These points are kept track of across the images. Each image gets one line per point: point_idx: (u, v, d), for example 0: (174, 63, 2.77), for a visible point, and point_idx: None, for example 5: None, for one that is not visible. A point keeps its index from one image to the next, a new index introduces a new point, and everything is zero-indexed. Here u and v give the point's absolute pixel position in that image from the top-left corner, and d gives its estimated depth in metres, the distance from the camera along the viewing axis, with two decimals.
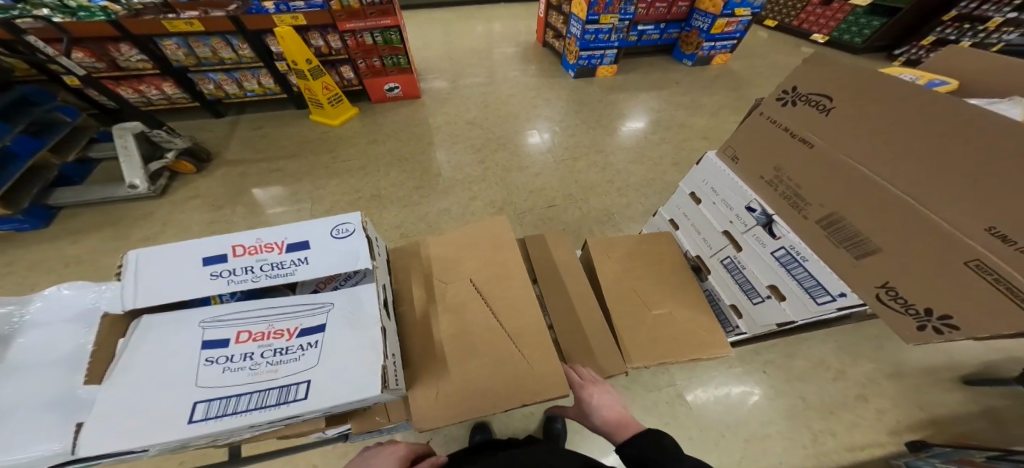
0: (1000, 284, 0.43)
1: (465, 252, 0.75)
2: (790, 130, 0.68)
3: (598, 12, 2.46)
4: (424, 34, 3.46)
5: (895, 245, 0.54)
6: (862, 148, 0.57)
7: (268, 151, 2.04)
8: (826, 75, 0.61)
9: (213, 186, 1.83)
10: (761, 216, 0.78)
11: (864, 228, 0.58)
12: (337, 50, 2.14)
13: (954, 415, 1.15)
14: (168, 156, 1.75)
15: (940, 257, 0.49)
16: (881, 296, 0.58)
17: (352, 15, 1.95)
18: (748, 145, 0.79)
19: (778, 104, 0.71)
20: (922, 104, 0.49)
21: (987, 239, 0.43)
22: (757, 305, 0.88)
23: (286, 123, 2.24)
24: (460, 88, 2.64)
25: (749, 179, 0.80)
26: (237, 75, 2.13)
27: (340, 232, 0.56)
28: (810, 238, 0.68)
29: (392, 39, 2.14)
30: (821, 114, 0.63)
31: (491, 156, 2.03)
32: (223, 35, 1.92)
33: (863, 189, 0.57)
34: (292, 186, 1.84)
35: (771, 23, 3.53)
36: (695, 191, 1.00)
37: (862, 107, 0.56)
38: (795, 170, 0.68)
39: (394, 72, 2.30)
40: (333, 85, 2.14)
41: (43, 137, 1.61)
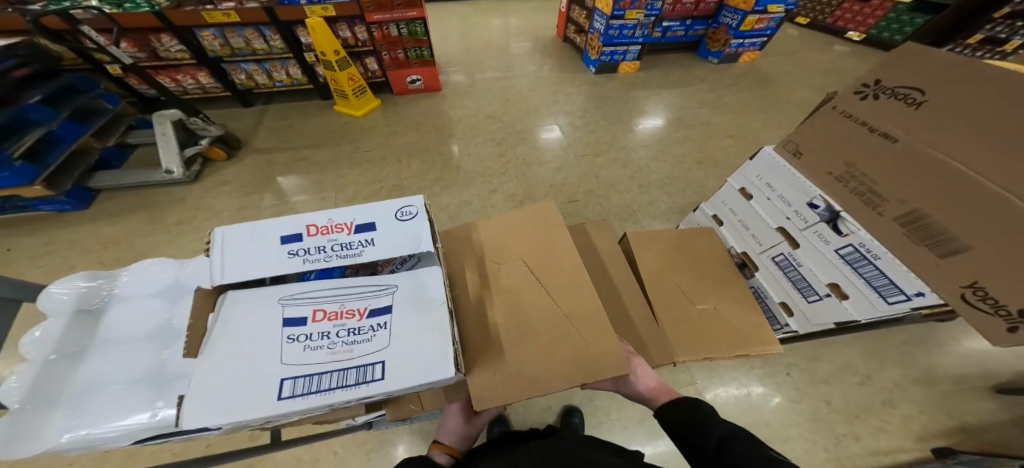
0: None
1: (516, 239, 0.75)
2: (867, 125, 0.66)
3: (623, 7, 2.41)
4: (445, 28, 3.47)
5: (992, 244, 0.51)
6: (958, 144, 0.54)
7: (294, 140, 2.08)
8: (918, 67, 0.58)
9: (241, 174, 1.89)
10: (824, 212, 0.78)
11: (955, 227, 0.55)
12: (363, 42, 2.16)
13: (986, 423, 1.09)
14: (202, 143, 1.80)
15: None
16: (966, 297, 0.55)
17: (380, 7, 1.96)
18: (818, 139, 0.77)
19: (856, 97, 0.68)
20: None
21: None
22: (812, 304, 0.88)
23: (311, 113, 2.29)
24: (480, 82, 2.64)
25: (815, 175, 0.78)
26: (268, 66, 2.18)
27: (404, 215, 0.56)
28: (885, 236, 0.66)
29: (417, 31, 2.14)
30: (908, 107, 0.60)
31: (510, 150, 2.02)
32: (256, 26, 1.97)
33: (956, 185, 0.53)
34: (315, 174, 1.88)
35: (802, 20, 3.39)
36: (749, 187, 0.99)
37: (956, 100, 0.53)
38: (871, 167, 0.66)
39: (416, 65, 2.32)
40: (357, 76, 2.17)
41: (86, 122, 1.69)
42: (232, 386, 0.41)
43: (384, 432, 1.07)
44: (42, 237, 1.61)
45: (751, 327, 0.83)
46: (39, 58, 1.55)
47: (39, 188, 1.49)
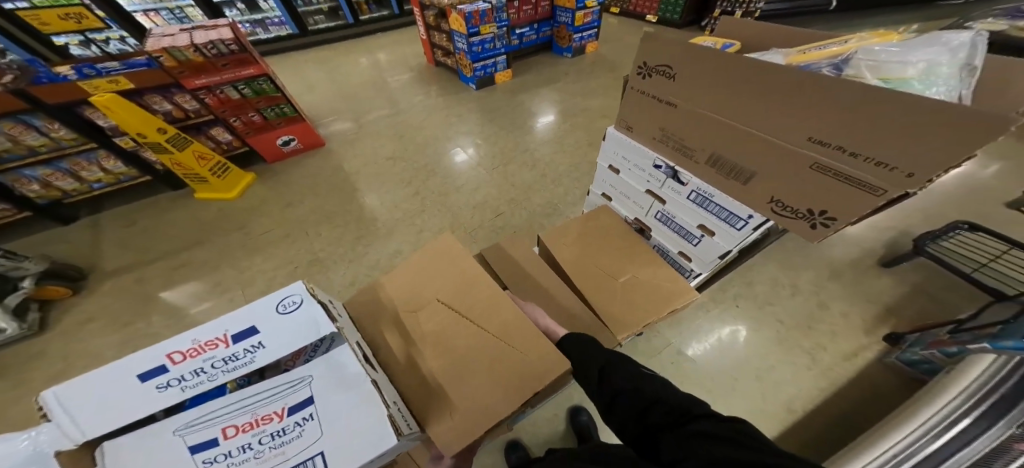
0: (837, 176, 0.58)
1: (427, 290, 0.73)
2: (657, 97, 0.79)
3: (476, 24, 2.57)
4: (307, 77, 3.24)
5: (764, 168, 0.67)
6: (711, 102, 0.69)
7: (159, 248, 1.71)
8: (656, 48, 0.72)
9: (107, 301, 1.51)
10: (666, 170, 0.89)
11: (739, 160, 0.71)
12: (194, 112, 1.85)
13: (897, 298, 1.39)
14: (24, 286, 1.37)
15: (796, 168, 0.63)
16: (775, 210, 0.71)
17: (197, 70, 1.69)
18: (630, 113, 0.88)
19: (639, 77, 0.80)
20: (731, 60, 0.61)
21: (812, 146, 0.59)
22: (698, 246, 0.94)
23: (166, 209, 1.89)
24: (366, 125, 2.54)
25: (644, 140, 0.90)
26: (66, 165, 1.71)
27: (286, 307, 0.46)
28: (708, 178, 0.79)
29: (263, 88, 1.91)
30: (669, 80, 0.74)
31: (422, 185, 2.00)
32: (14, 117, 1.48)
33: (726, 130, 0.69)
34: (207, 278, 1.58)
35: (616, 10, 4.05)
36: (612, 164, 1.07)
37: (694, 68, 0.68)
38: (672, 127, 0.80)
39: (282, 124, 2.10)
40: (209, 153, 1.83)
41: None
42: None
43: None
44: None
45: (662, 284, 0.91)
46: None
47: None
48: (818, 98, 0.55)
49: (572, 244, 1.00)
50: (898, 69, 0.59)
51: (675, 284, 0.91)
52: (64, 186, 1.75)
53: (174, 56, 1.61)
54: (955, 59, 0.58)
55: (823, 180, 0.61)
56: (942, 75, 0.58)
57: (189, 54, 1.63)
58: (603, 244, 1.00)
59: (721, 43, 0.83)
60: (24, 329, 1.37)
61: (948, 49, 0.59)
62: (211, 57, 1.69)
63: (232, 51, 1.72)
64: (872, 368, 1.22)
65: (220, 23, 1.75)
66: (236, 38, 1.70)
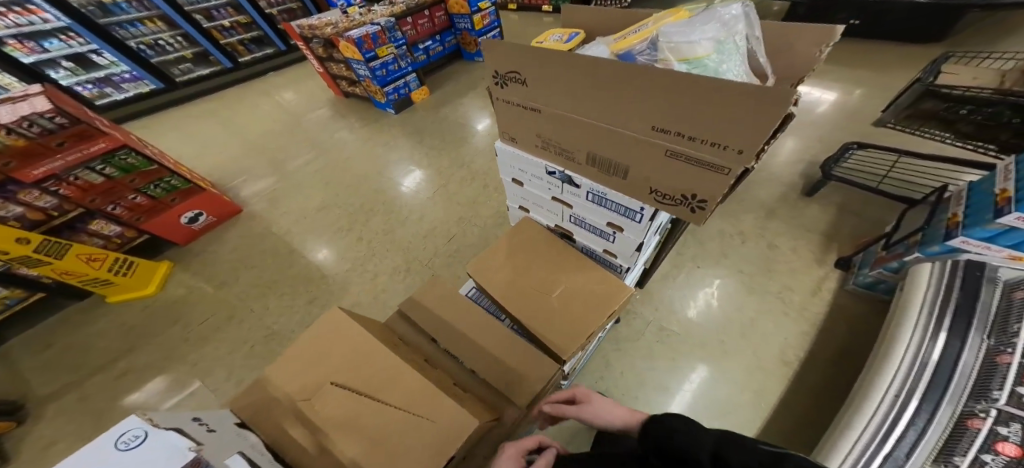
0: (687, 161, 0.60)
1: (334, 368, 0.60)
2: (523, 104, 0.79)
3: (371, 48, 2.49)
4: (203, 136, 2.93)
5: (630, 160, 0.69)
6: (567, 105, 0.70)
7: (87, 365, 1.47)
8: (502, 59, 0.74)
9: (34, 447, 1.26)
10: (560, 175, 0.91)
11: (612, 156, 0.72)
12: (53, 209, 1.58)
13: (826, 222, 1.62)
14: None
15: (653, 159, 0.65)
16: (656, 199, 0.72)
17: (27, 157, 1.41)
18: (509, 123, 0.89)
19: (499, 87, 0.81)
20: (567, 60, 0.62)
21: (659, 134, 0.60)
22: (614, 242, 0.99)
23: (80, 324, 1.62)
24: (290, 175, 2.38)
25: (530, 149, 0.90)
26: None
27: (126, 444, 0.39)
28: (593, 175, 0.80)
29: (130, 163, 1.68)
30: (524, 86, 0.75)
31: (363, 229, 1.93)
32: None
33: (589, 130, 0.71)
34: (163, 384, 1.39)
35: (514, 6, 4.16)
36: (515, 177, 1.08)
37: (537, 69, 0.68)
38: (548, 132, 0.80)
39: (177, 199, 1.91)
40: (98, 251, 1.60)
41: None
42: None
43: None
44: None
45: (590, 290, 0.98)
46: None
47: None
48: (641, 88, 0.57)
49: (505, 270, 1.03)
50: (698, 47, 0.61)
51: (604, 283, 0.99)
52: None
53: None
54: (735, 35, 0.62)
55: (678, 165, 0.62)
56: (730, 49, 0.61)
57: (9, 140, 1.34)
58: (533, 263, 1.04)
59: (568, 34, 0.85)
60: None
61: (727, 27, 0.63)
62: (36, 137, 1.40)
63: (67, 125, 1.44)
64: (838, 296, 1.40)
65: (33, 92, 1.42)
66: (57, 108, 1.38)
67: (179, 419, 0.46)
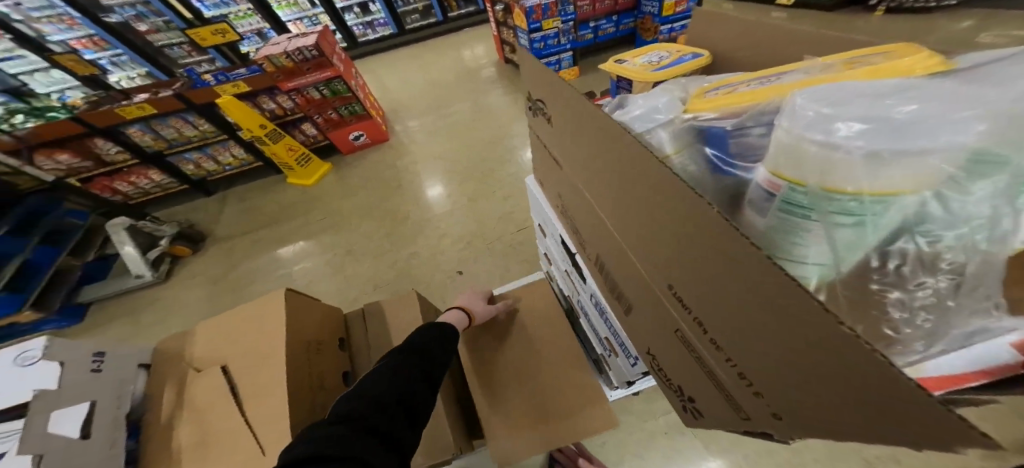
0: (700, 364, 0.32)
1: (233, 350, 0.67)
2: (549, 149, 0.53)
3: (538, 19, 2.43)
4: (395, 74, 3.58)
5: (633, 299, 0.41)
6: (582, 178, 0.43)
7: (252, 221, 2.12)
8: (533, 70, 0.47)
9: (211, 261, 1.94)
10: (572, 255, 0.63)
11: (615, 277, 0.44)
12: (290, 110, 2.22)
13: None
14: (162, 244, 1.86)
15: (658, 321, 0.37)
16: (649, 366, 0.44)
17: (291, 74, 2.04)
18: (539, 165, 0.61)
19: (532, 115, 0.54)
20: (591, 115, 0.36)
21: (674, 303, 0.32)
22: (611, 359, 0.72)
23: (263, 190, 2.32)
24: (431, 122, 2.68)
25: (552, 207, 0.63)
26: (211, 151, 2.23)
27: (26, 361, 0.61)
28: (597, 284, 0.52)
29: (339, 89, 2.19)
30: (550, 126, 0.49)
31: (465, 184, 2.06)
32: (177, 114, 2.00)
33: (596, 223, 0.44)
34: (279, 252, 1.90)
35: None
36: (540, 222, 0.80)
37: (561, 107, 0.42)
38: (567, 200, 0.53)
39: (354, 121, 2.33)
40: (296, 145, 2.19)
41: (61, 242, 1.86)
42: None
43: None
44: None
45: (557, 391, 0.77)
46: None
47: (27, 314, 1.66)
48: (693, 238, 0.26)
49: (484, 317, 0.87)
50: (878, 168, 0.24)
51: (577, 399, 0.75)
52: (207, 167, 2.28)
53: (274, 62, 1.98)
54: None
55: (685, 359, 0.34)
56: (979, 197, 0.25)
57: (285, 60, 1.99)
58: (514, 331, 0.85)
59: (671, 57, 0.62)
60: (156, 277, 1.86)
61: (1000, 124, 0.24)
62: (299, 62, 2.01)
63: (315, 56, 2.01)
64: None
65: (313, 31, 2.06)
66: (316, 45, 1.97)
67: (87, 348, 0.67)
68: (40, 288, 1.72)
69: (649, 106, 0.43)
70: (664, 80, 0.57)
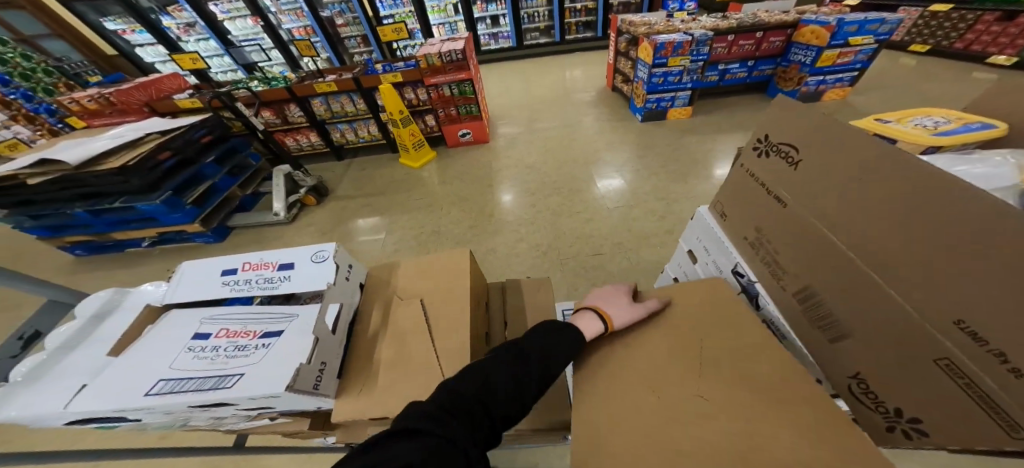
0: (970, 390, 0.33)
1: (433, 290, 0.75)
2: (765, 186, 0.57)
3: (666, 55, 2.41)
4: (503, 84, 3.86)
5: (862, 325, 0.43)
6: (828, 212, 0.45)
7: (365, 188, 2.46)
8: (787, 119, 0.53)
9: (327, 214, 2.31)
10: (746, 283, 0.63)
11: (834, 303, 0.46)
12: (423, 102, 2.54)
13: None
14: (300, 192, 2.29)
15: (901, 344, 0.38)
16: (853, 389, 0.45)
17: (436, 71, 2.30)
18: (731, 198, 0.66)
19: (754, 154, 0.59)
20: (880, 157, 0.39)
21: (954, 335, 0.33)
22: None
23: (382, 164, 2.69)
24: (530, 132, 2.83)
25: (732, 239, 0.66)
26: (357, 126, 2.65)
27: (318, 258, 0.68)
28: (788, 311, 0.54)
29: (466, 90, 2.43)
30: (790, 167, 0.52)
31: (547, 198, 2.12)
32: (347, 93, 2.44)
33: (828, 251, 0.46)
34: (380, 219, 2.18)
35: (921, 47, 3.07)
36: (692, 248, 0.82)
37: (830, 146, 0.45)
38: (771, 229, 0.56)
39: (467, 120, 2.58)
40: (417, 132, 2.52)
41: (236, 176, 2.41)
42: (128, 379, 0.49)
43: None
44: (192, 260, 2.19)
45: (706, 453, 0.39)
46: (187, 149, 2.00)
47: (197, 226, 2.13)
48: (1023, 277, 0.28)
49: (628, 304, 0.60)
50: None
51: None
52: (348, 137, 2.71)
53: (427, 60, 2.27)
54: None
55: (943, 386, 0.35)
56: None
57: (436, 60, 2.26)
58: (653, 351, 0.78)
59: (958, 122, 0.57)
60: (286, 218, 2.25)
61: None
62: (445, 63, 2.28)
63: (459, 59, 2.29)
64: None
65: (461, 39, 2.35)
66: (462, 50, 2.24)
67: (348, 261, 0.74)
68: (213, 206, 2.24)
69: (992, 171, 0.46)
70: (942, 146, 0.54)
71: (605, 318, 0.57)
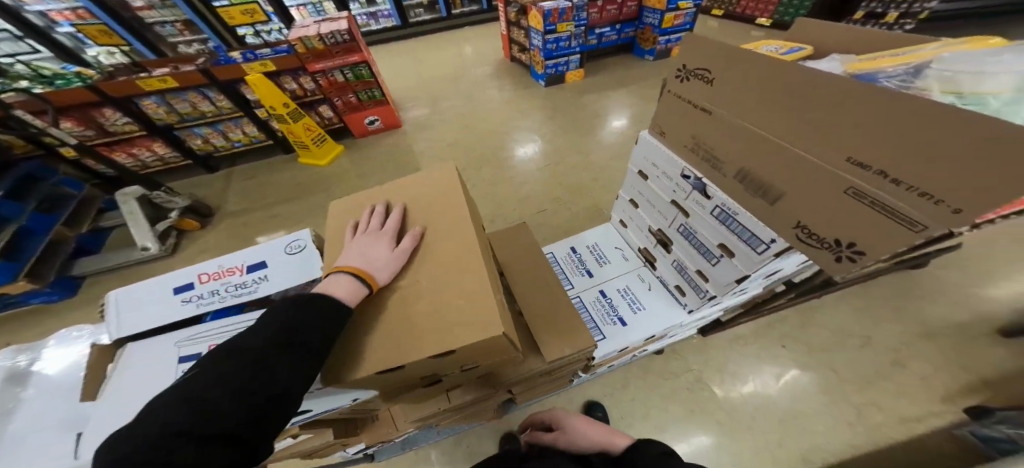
0: (874, 205, 0.48)
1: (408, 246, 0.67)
2: (694, 104, 0.72)
3: (554, 22, 2.60)
4: (397, 64, 3.63)
5: (791, 186, 0.58)
6: (747, 112, 0.61)
7: (268, 199, 2.12)
8: (694, 49, 0.67)
9: (226, 235, 1.94)
10: (695, 182, 0.80)
11: (769, 176, 0.61)
12: (311, 91, 2.23)
13: (1003, 376, 1.18)
14: (171, 217, 1.84)
15: (822, 190, 0.54)
16: (800, 236, 0.61)
17: (320, 56, 2.04)
18: (669, 118, 0.80)
19: (677, 81, 0.74)
20: (773, 65, 0.54)
21: (852, 169, 0.49)
22: (715, 266, 0.84)
23: (277, 168, 2.32)
24: (442, 111, 2.78)
25: (677, 151, 0.82)
26: (221, 127, 2.20)
27: (293, 248, 0.70)
28: (733, 193, 0.70)
29: (362, 74, 2.21)
30: (707, 85, 0.67)
31: (476, 172, 2.16)
32: (197, 89, 1.96)
33: (755, 141, 0.61)
34: (297, 230, 1.93)
35: (717, 12, 3.85)
36: (641, 169, 0.99)
37: (732, 66, 0.60)
38: (707, 137, 0.71)
39: (371, 106, 2.38)
40: (314, 125, 2.22)
41: (54, 212, 1.76)
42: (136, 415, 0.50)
43: (388, 461, 1.18)
44: (33, 330, 1.64)
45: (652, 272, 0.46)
46: None
47: (23, 284, 1.55)
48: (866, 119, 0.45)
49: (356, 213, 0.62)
50: (994, 79, 0.49)
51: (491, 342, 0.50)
52: (215, 143, 2.25)
53: (305, 44, 1.97)
54: None
55: (857, 209, 0.51)
56: None
57: (317, 43, 1.98)
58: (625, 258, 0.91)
59: (787, 48, 0.74)
60: (162, 250, 1.82)
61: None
62: (330, 45, 2.02)
63: (346, 41, 2.04)
64: (946, 442, 1.08)
65: (341, 16, 2.08)
66: (349, 30, 2.01)
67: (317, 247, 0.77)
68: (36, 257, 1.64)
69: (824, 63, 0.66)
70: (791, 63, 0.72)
71: (366, 273, 0.49)
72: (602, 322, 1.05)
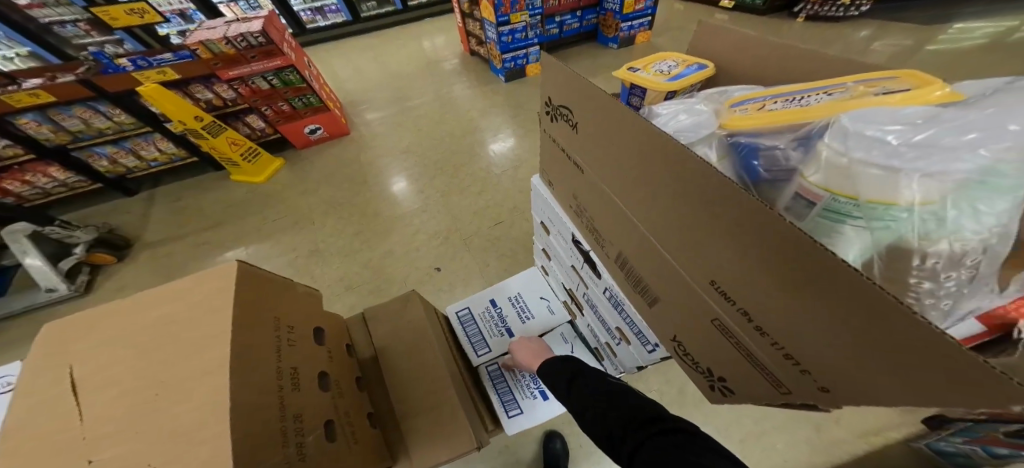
0: (740, 348, 0.37)
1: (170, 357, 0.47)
2: (565, 151, 0.55)
3: (507, 12, 2.42)
4: (352, 62, 3.38)
5: (665, 293, 0.44)
6: (611, 180, 0.45)
7: (194, 224, 1.89)
8: (559, 79, 0.48)
9: (141, 268, 1.71)
10: (583, 250, 0.64)
11: (643, 273, 0.46)
12: (231, 100, 2.01)
13: None
14: (77, 252, 1.58)
15: (688, 308, 0.41)
16: (676, 351, 0.48)
17: (231, 62, 1.80)
18: (551, 163, 0.62)
19: (547, 117, 0.56)
20: (630, 130, 0.38)
21: (716, 296, 0.36)
22: (618, 347, 0.72)
23: (206, 188, 2.09)
24: (396, 114, 2.56)
25: (563, 207, 0.63)
26: (129, 144, 1.96)
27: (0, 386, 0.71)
28: (614, 278, 0.54)
29: (291, 79, 1.98)
30: (572, 130, 0.50)
31: (432, 181, 1.99)
32: (84, 103, 1.71)
33: (622, 220, 0.46)
34: (225, 259, 1.73)
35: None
36: (543, 220, 0.79)
37: (590, 108, 0.43)
38: (585, 200, 0.54)
39: (309, 113, 2.17)
40: (240, 139, 2.00)
41: None
42: None
43: None
44: None
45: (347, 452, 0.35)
46: None
47: None
48: (726, 228, 0.31)
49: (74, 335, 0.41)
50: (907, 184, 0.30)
51: None
52: (126, 164, 2.01)
53: (209, 49, 1.73)
54: None
55: (724, 345, 0.39)
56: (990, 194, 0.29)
57: (223, 47, 1.74)
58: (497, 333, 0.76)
59: (685, 65, 0.64)
60: (73, 290, 1.58)
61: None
62: (242, 49, 1.77)
63: (261, 44, 1.79)
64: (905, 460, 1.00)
65: (257, 16, 1.83)
66: (263, 31, 1.75)
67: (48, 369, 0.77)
68: None
69: (692, 122, 0.48)
70: (676, 91, 0.61)
71: None
72: (520, 392, 0.89)
